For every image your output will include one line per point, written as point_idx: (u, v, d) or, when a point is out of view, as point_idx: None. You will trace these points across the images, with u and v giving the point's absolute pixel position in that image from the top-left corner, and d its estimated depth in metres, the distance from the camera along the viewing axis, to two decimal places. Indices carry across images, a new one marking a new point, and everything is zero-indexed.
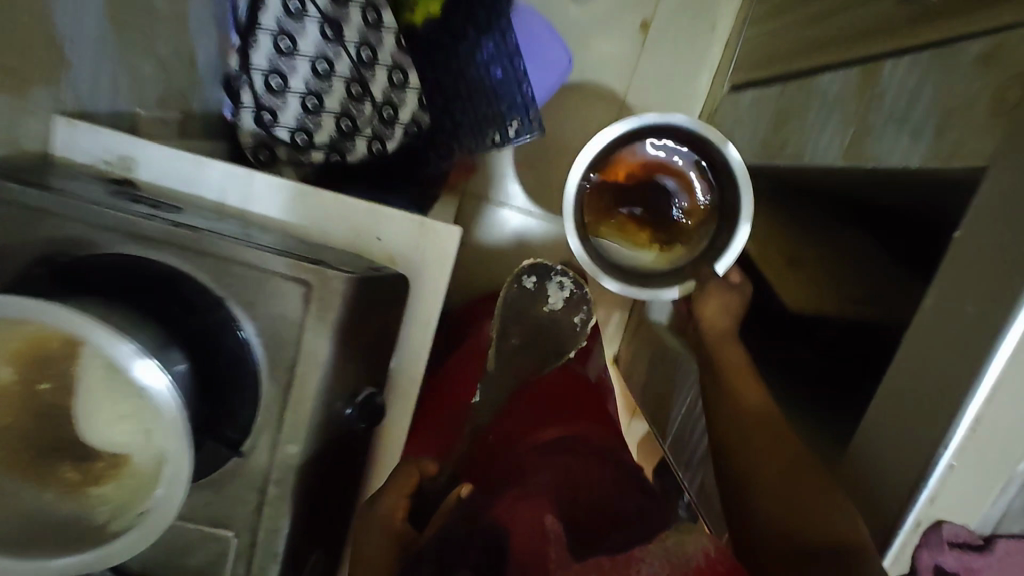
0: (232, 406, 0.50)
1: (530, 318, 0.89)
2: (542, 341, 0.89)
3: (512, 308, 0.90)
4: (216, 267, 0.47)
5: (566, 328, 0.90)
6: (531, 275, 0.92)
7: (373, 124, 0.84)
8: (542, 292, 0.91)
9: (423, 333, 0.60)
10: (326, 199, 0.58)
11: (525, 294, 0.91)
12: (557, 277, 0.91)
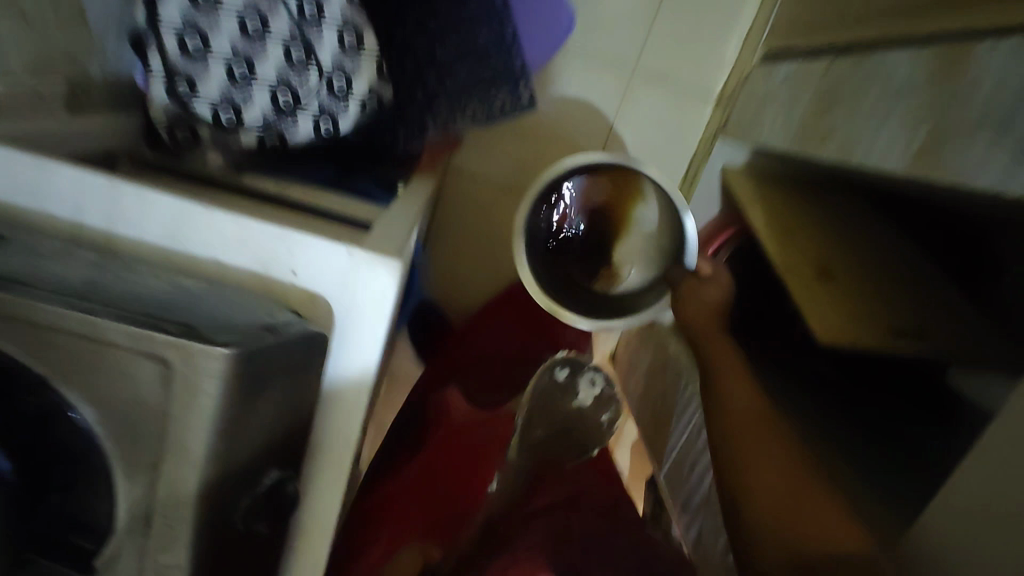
0: (81, 505, 0.38)
1: (554, 413, 0.77)
2: (564, 439, 0.75)
3: (536, 395, 0.78)
4: (32, 337, 0.34)
5: (593, 428, 0.78)
6: (563, 363, 0.83)
7: (321, 98, 0.67)
8: (570, 386, 0.81)
9: (361, 373, 0.47)
10: (219, 221, 0.43)
11: (551, 387, 0.80)
12: (590, 374, 0.83)
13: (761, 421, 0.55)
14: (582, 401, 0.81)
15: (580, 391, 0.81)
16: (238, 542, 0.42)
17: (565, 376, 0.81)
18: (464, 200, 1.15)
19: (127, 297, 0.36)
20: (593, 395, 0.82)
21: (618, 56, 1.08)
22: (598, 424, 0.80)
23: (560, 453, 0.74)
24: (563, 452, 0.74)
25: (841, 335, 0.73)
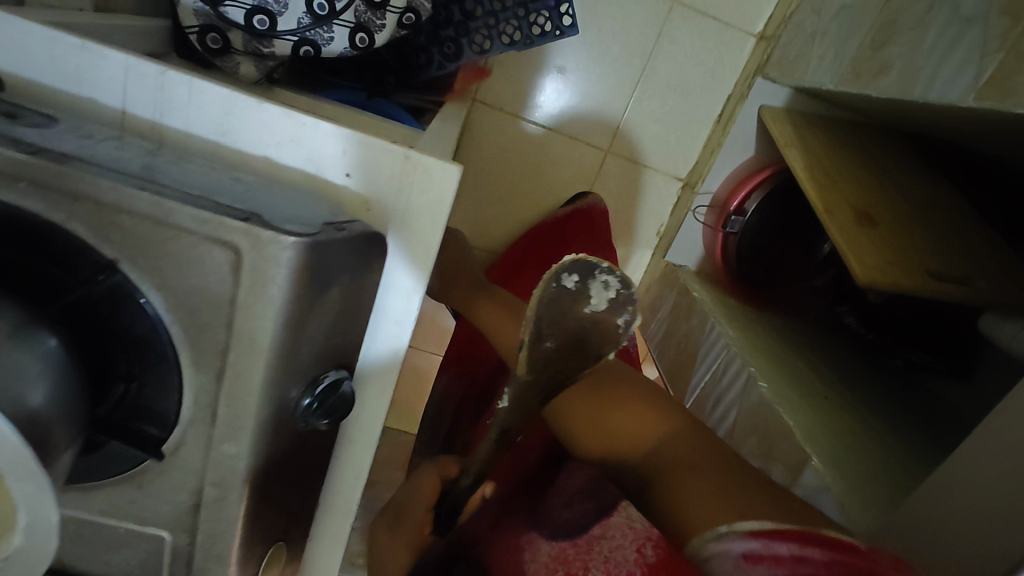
0: (146, 392, 0.38)
1: (563, 321, 0.47)
2: (576, 353, 0.49)
3: (537, 304, 0.47)
4: (99, 216, 0.33)
5: (607, 336, 0.48)
6: (571, 267, 0.47)
7: (358, 9, 0.65)
8: (583, 293, 0.47)
9: (401, 327, 0.49)
10: (272, 115, 0.41)
11: (557, 303, 0.47)
12: (604, 273, 0.47)
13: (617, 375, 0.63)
14: (595, 306, 0.47)
15: (592, 300, 0.47)
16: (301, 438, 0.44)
17: (574, 283, 0.47)
18: (488, 132, 1.12)
19: (185, 182, 0.35)
20: (608, 299, 0.47)
21: None
22: (614, 330, 0.48)
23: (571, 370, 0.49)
24: (572, 365, 0.49)
25: (878, 276, 0.72)
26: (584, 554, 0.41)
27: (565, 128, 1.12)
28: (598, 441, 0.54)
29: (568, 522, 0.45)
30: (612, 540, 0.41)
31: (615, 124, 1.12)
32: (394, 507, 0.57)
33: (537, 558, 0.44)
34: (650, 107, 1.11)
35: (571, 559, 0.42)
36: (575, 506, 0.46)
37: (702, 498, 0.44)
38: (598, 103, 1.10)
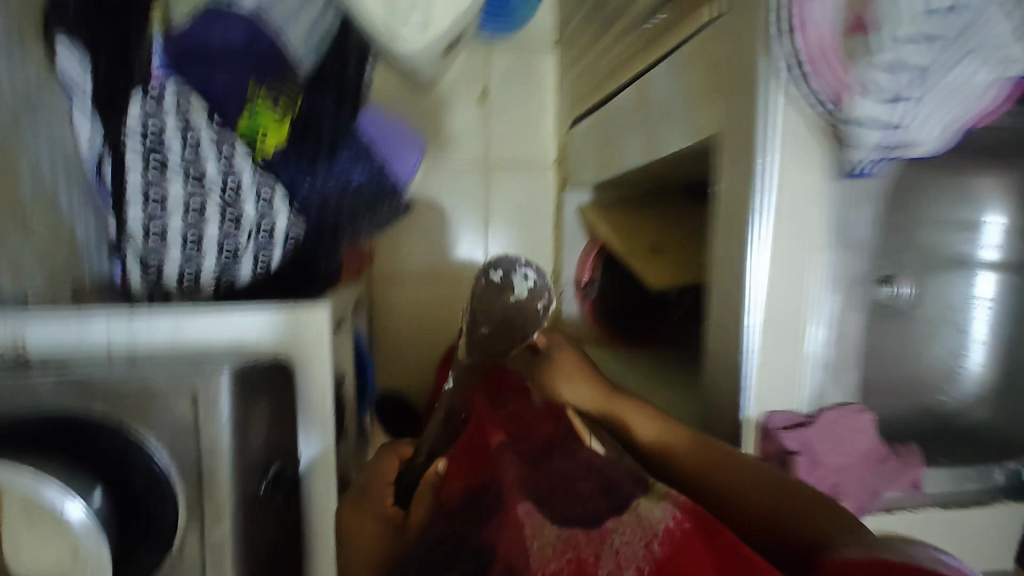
0: (154, 520, 0.56)
1: (494, 306, 0.72)
2: (507, 329, 0.72)
3: (473, 300, 0.73)
4: (109, 397, 0.56)
5: (530, 315, 0.72)
6: (497, 266, 0.76)
7: (254, 246, 0.94)
8: (506, 284, 0.73)
9: (322, 428, 0.70)
10: (205, 319, 0.66)
11: (487, 290, 0.73)
12: (521, 269, 0.75)
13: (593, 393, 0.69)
14: (518, 295, 0.73)
15: (514, 287, 0.73)
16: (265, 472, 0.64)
17: (500, 276, 0.74)
18: (392, 296, 1.41)
19: (155, 366, 0.58)
20: (526, 287, 0.74)
21: (470, 159, 1.40)
22: (535, 311, 0.73)
23: (506, 346, 0.72)
24: (509, 340, 0.72)
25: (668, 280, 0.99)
26: (596, 544, 0.40)
27: (448, 274, 1.42)
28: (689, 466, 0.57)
29: (580, 515, 0.43)
30: (623, 535, 0.41)
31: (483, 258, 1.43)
32: (360, 487, 0.62)
33: (542, 536, 0.40)
34: (503, 237, 1.43)
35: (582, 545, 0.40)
36: (583, 505, 0.44)
37: (740, 486, 0.52)
38: (463, 247, 1.42)
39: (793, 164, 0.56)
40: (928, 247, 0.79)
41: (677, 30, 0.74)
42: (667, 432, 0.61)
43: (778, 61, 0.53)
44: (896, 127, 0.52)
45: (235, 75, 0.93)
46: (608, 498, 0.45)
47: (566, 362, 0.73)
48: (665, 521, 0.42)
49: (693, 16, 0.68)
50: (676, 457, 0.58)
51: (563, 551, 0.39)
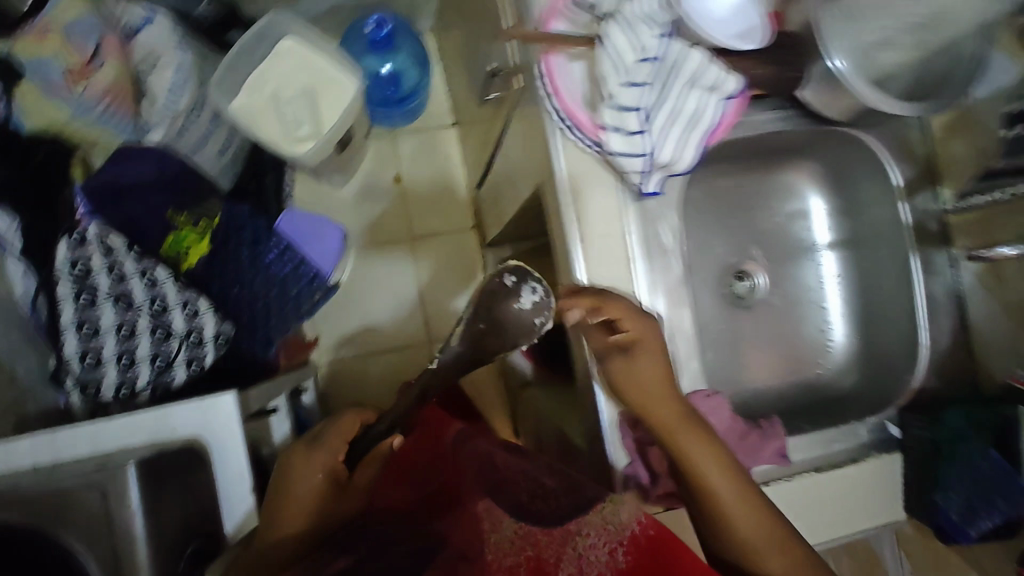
0: None
1: (492, 307, 0.63)
2: (491, 336, 0.64)
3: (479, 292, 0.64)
4: (26, 509, 0.62)
5: (522, 332, 0.63)
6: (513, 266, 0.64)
7: (185, 351, 1.02)
8: (515, 290, 0.63)
9: (240, 509, 0.75)
10: (120, 422, 0.73)
11: (496, 293, 0.64)
12: (533, 280, 0.63)
13: (650, 398, 0.63)
14: (522, 304, 0.63)
15: (522, 297, 0.63)
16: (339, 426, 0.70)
17: (512, 281, 0.63)
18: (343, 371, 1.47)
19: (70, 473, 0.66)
20: (533, 301, 0.63)
21: (396, 237, 1.51)
22: (532, 328, 0.63)
23: (495, 348, 0.64)
24: (499, 345, 0.64)
25: None
26: (558, 548, 0.50)
27: (392, 345, 1.49)
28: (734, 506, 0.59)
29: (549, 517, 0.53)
30: (588, 537, 0.50)
31: (423, 323, 1.51)
32: (315, 433, 0.71)
33: (500, 530, 0.52)
34: (437, 300, 1.51)
35: (543, 543, 0.50)
36: (533, 494, 0.56)
37: (763, 534, 0.58)
38: (402, 317, 1.50)
39: (588, 195, 0.66)
40: (753, 250, 0.87)
41: (507, 102, 0.86)
42: (712, 453, 0.61)
43: (552, 118, 0.63)
44: (655, 151, 0.61)
45: (156, 203, 1.08)
46: (573, 503, 0.55)
47: (646, 363, 0.64)
48: (632, 527, 0.51)
49: (509, 90, 0.80)
50: (710, 474, 0.60)
51: (522, 550, 0.50)
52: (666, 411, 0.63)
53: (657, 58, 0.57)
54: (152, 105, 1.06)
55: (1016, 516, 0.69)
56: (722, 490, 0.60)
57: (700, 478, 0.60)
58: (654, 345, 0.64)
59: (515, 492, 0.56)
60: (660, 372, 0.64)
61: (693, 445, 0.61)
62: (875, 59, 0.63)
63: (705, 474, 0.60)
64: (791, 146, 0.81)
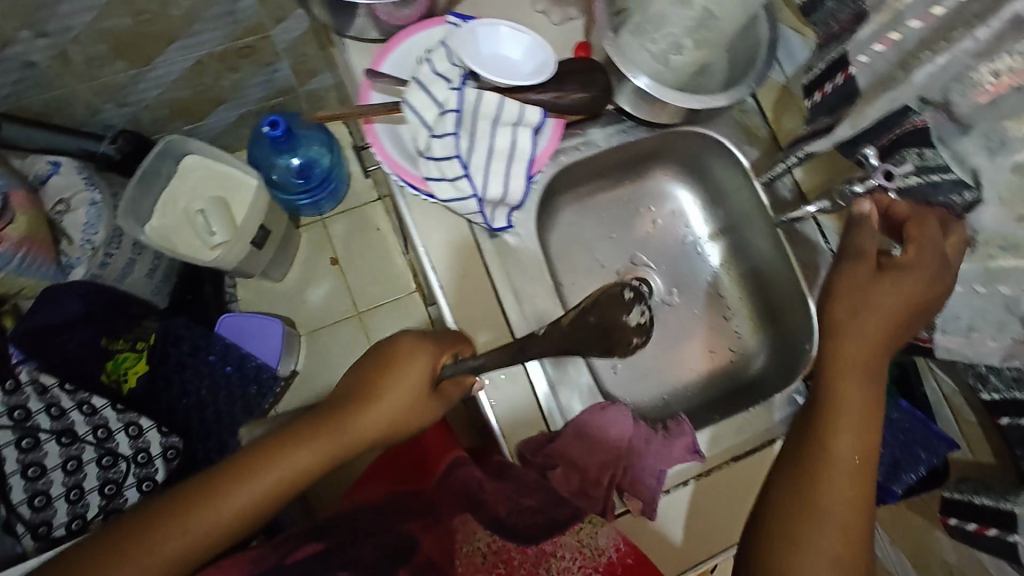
0: None
1: (604, 313, 0.70)
2: (606, 336, 0.70)
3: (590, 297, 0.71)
4: None
5: (622, 342, 0.71)
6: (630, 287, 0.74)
7: (134, 471, 1.05)
8: (631, 306, 0.73)
9: None
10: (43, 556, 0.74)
11: (609, 297, 0.71)
12: (642, 303, 0.74)
13: (874, 352, 0.57)
14: (631, 318, 0.72)
15: (631, 315, 0.72)
16: (607, 316, 0.70)
17: (629, 296, 0.73)
18: None
19: None
20: (639, 320, 0.73)
21: (342, 314, 1.53)
22: (626, 338, 0.71)
23: (596, 351, 0.69)
24: (598, 348, 0.69)
25: None
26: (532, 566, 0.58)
27: None
28: (857, 471, 0.54)
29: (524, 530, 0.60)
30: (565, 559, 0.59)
31: None
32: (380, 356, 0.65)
33: (474, 541, 0.59)
34: None
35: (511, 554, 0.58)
36: (518, 506, 0.62)
37: (848, 499, 0.54)
38: None
39: (441, 244, 0.70)
40: (630, 257, 0.89)
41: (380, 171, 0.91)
42: (863, 407, 0.56)
43: (389, 179, 0.67)
44: (483, 191, 0.65)
45: (87, 336, 1.11)
46: (550, 521, 0.60)
47: (884, 295, 0.56)
48: (610, 552, 0.61)
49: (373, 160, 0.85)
50: (842, 430, 0.55)
51: (496, 564, 0.58)
52: (862, 345, 0.57)
53: (457, 110, 0.62)
54: (70, 245, 1.13)
55: (936, 463, 0.68)
56: (845, 447, 0.55)
57: (838, 419, 0.56)
58: (925, 275, 0.55)
59: (493, 507, 0.61)
60: (880, 321, 0.56)
61: (849, 385, 0.57)
62: (669, 64, 0.69)
63: (841, 418, 0.56)
64: (645, 153, 0.85)
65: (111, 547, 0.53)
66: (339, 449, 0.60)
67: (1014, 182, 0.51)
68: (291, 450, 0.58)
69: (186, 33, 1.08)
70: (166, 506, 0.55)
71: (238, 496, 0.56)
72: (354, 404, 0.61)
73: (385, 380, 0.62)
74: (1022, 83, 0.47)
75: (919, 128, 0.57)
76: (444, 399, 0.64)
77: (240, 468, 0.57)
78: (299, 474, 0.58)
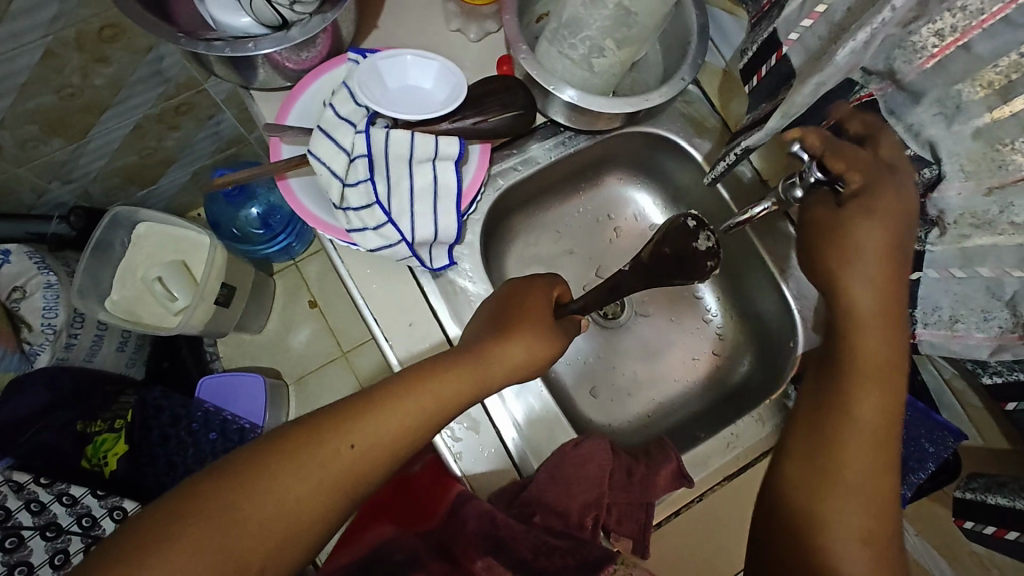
0: None
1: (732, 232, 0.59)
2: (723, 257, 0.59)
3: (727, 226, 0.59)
4: None
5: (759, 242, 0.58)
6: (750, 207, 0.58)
7: None
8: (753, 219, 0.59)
9: None
10: None
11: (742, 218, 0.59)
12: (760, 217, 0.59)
13: (885, 288, 0.50)
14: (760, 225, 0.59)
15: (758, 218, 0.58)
16: (682, 246, 0.62)
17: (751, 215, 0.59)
18: None
19: None
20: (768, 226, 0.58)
21: (327, 357, 1.45)
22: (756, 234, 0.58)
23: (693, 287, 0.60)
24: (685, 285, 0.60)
25: None
26: None
27: None
28: (874, 415, 0.50)
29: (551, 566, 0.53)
30: None
31: None
32: (503, 294, 0.63)
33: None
34: None
35: None
36: (542, 546, 0.55)
37: (873, 467, 0.49)
38: None
39: (380, 294, 0.65)
40: (592, 271, 0.83)
41: None
42: (891, 356, 0.51)
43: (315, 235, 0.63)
44: (409, 236, 0.60)
45: (63, 422, 1.05)
46: (581, 561, 0.53)
47: (865, 224, 0.50)
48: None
49: None
50: (862, 389, 0.50)
51: None
52: (868, 294, 0.51)
53: (366, 154, 0.58)
54: (29, 331, 1.04)
55: (946, 456, 0.62)
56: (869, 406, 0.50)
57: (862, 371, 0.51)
58: (891, 187, 0.48)
59: (516, 549, 0.56)
60: (875, 259, 0.50)
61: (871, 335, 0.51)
62: (593, 68, 0.64)
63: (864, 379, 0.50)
64: (593, 161, 0.79)
65: (245, 468, 0.47)
66: (408, 423, 0.52)
67: (975, 152, 0.45)
68: (442, 378, 0.54)
69: (114, 101, 1.02)
70: (307, 427, 0.50)
71: (387, 420, 0.51)
72: (493, 339, 0.58)
73: (511, 332, 0.58)
74: (968, 42, 0.41)
75: (869, 99, 0.50)
76: (564, 332, 0.62)
77: (373, 401, 0.52)
78: (447, 402, 0.54)
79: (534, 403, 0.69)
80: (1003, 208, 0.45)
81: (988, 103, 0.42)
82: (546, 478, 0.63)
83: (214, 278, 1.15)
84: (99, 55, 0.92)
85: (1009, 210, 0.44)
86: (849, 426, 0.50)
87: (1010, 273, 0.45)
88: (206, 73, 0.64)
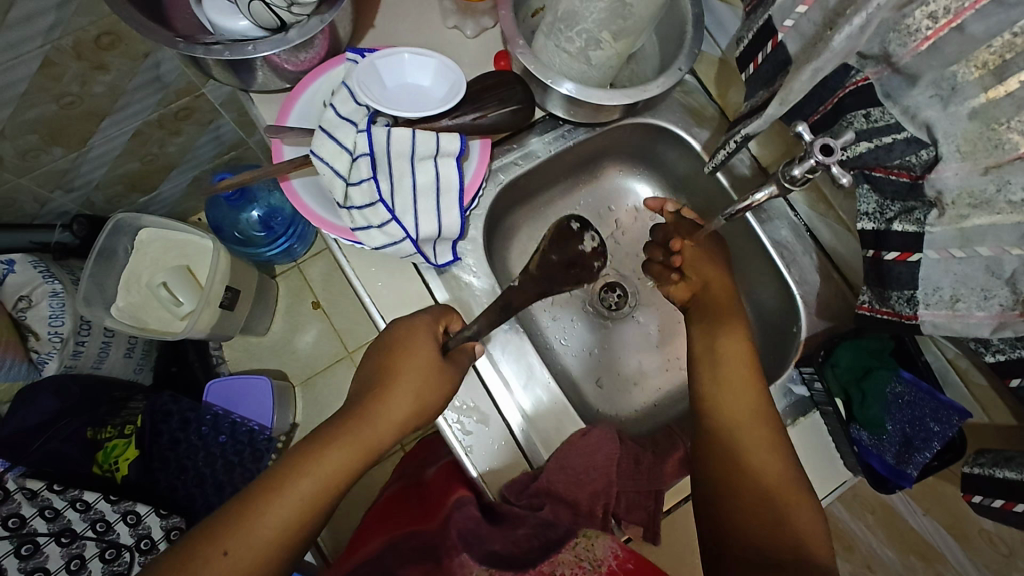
0: None
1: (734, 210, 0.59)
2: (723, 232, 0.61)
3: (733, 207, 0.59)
4: None
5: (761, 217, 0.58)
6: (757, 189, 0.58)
7: (137, 559, 1.00)
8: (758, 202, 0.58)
9: None
10: None
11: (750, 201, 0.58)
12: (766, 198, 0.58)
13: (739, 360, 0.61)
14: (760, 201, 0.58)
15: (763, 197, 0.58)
16: (566, 248, 0.68)
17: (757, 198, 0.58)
18: None
19: None
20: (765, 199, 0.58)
21: (333, 357, 1.46)
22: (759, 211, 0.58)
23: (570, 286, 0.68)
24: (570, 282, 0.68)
25: None
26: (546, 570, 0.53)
27: None
28: (732, 460, 0.55)
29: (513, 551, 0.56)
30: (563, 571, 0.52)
31: None
32: (398, 322, 0.62)
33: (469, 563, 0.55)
34: None
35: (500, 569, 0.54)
36: (512, 539, 0.58)
37: (770, 479, 0.54)
38: None
39: (387, 291, 0.66)
40: None
41: None
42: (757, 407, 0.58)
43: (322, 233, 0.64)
44: (414, 232, 0.61)
45: (72, 430, 1.04)
46: (545, 542, 0.56)
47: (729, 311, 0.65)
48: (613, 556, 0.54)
49: None
50: (725, 428, 0.57)
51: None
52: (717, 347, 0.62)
53: (369, 153, 0.59)
54: (37, 340, 1.04)
55: (951, 435, 0.62)
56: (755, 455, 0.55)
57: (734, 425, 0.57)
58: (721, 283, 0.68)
59: (488, 542, 0.57)
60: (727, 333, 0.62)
61: (735, 390, 0.59)
62: (591, 61, 0.65)
63: (729, 414, 0.58)
64: (593, 154, 0.80)
65: None
66: (304, 502, 0.52)
67: (972, 132, 0.45)
68: (328, 447, 0.54)
69: (114, 109, 1.03)
70: (197, 535, 0.49)
71: (274, 511, 0.51)
72: (386, 382, 0.58)
73: (402, 363, 0.59)
74: (962, 23, 0.42)
75: (864, 84, 0.51)
76: (456, 369, 0.61)
77: (256, 498, 0.51)
78: (333, 480, 0.53)
79: (542, 396, 0.70)
80: (1000, 186, 0.45)
81: (983, 84, 0.43)
82: (557, 467, 0.64)
83: (218, 281, 1.16)
84: (99, 62, 0.92)
85: (1006, 188, 0.45)
86: (730, 449, 0.56)
87: (1009, 250, 0.46)
88: (205, 77, 0.65)
